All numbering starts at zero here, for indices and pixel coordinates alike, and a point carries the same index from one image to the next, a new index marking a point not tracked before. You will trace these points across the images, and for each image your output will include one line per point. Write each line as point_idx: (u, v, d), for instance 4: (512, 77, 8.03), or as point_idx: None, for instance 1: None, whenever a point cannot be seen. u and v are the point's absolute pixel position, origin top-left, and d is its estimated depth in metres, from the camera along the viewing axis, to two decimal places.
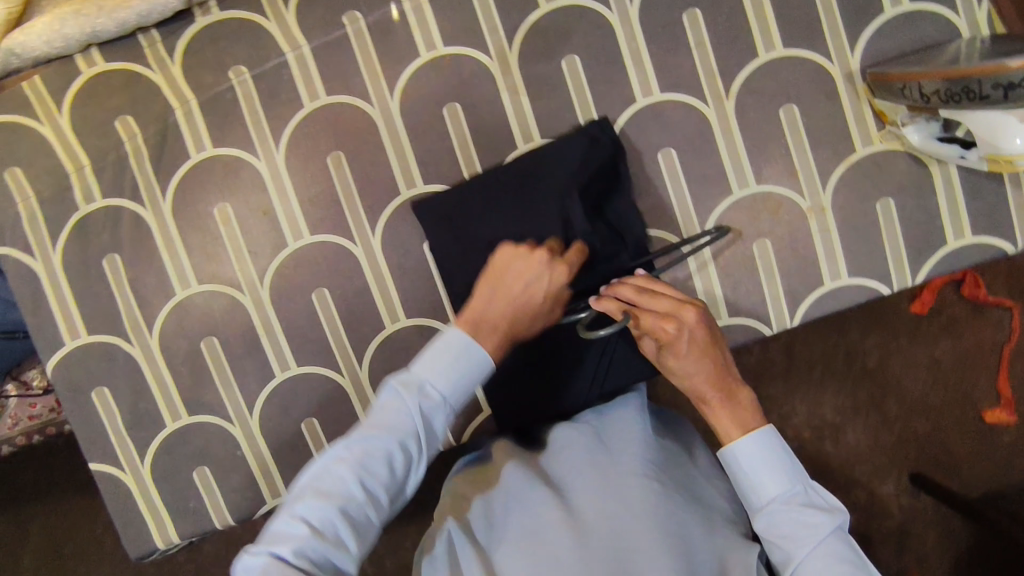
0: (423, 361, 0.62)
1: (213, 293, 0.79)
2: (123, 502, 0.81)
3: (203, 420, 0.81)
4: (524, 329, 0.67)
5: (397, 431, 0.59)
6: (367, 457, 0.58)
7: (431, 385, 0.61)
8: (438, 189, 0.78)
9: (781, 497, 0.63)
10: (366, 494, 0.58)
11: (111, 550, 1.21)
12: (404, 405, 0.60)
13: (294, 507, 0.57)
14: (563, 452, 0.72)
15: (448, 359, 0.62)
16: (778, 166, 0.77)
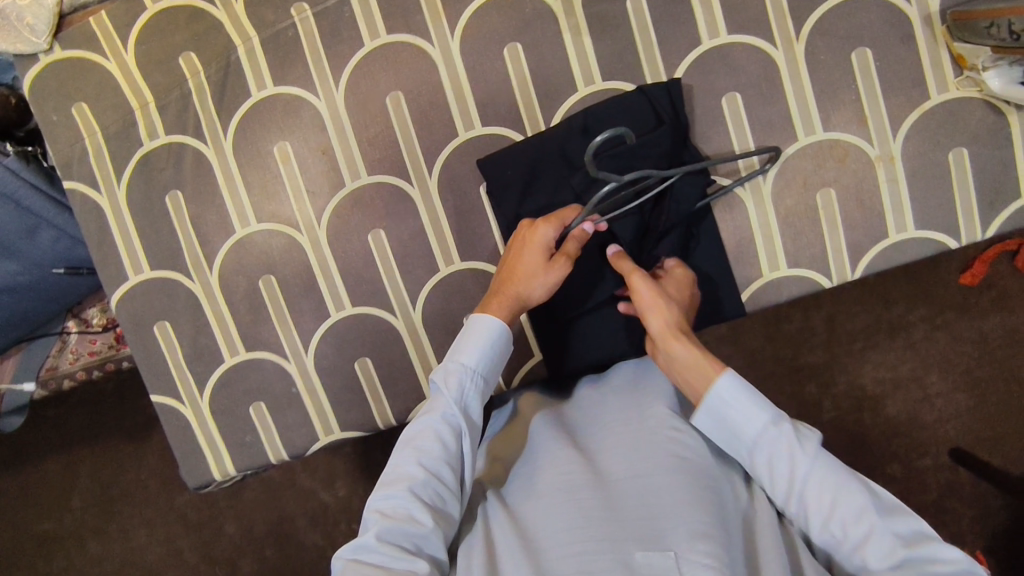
0: (452, 349, 0.70)
1: (272, 232, 0.80)
2: (182, 433, 0.84)
3: (261, 357, 0.82)
4: (518, 290, 0.70)
5: (438, 411, 0.66)
6: (418, 440, 0.65)
7: (460, 364, 0.68)
8: (496, 131, 0.78)
9: (768, 428, 0.60)
10: (428, 472, 0.63)
11: (157, 494, 1.26)
12: (440, 385, 0.67)
13: (371, 506, 0.63)
14: (586, 418, 0.71)
15: (472, 340, 0.69)
16: (846, 113, 0.75)
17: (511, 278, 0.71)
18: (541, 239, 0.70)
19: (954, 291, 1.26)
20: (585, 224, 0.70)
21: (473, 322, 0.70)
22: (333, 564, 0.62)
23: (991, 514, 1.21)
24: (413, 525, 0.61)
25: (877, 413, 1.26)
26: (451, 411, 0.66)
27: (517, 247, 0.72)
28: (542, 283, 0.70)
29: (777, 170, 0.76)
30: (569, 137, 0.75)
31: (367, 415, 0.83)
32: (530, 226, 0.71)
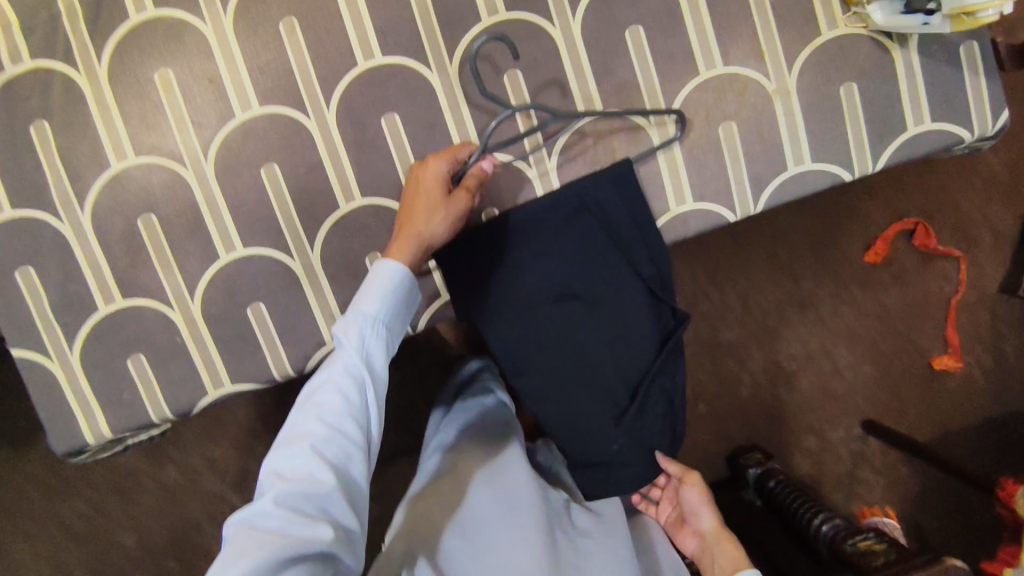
0: (356, 297, 0.65)
1: (153, 166, 0.74)
2: (49, 392, 0.76)
3: (140, 304, 0.75)
4: (414, 225, 0.69)
5: (342, 363, 0.62)
6: (319, 394, 0.60)
7: (365, 312, 0.64)
8: (397, 62, 0.75)
9: None
10: (331, 429, 0.59)
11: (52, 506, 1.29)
12: (342, 338, 0.62)
13: (268, 468, 0.58)
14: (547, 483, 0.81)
15: (376, 287, 0.65)
16: (744, 47, 0.76)
17: (408, 218, 0.70)
18: (438, 177, 0.71)
19: (860, 269, 1.44)
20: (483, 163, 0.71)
21: (375, 267, 0.66)
22: (225, 529, 0.56)
23: (899, 481, 1.42)
24: (313, 486, 0.56)
25: (791, 387, 1.44)
26: (354, 360, 0.62)
27: (415, 188, 0.71)
28: (439, 219, 0.69)
29: (680, 103, 0.77)
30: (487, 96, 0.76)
31: (262, 366, 0.77)
32: (427, 163, 0.71)
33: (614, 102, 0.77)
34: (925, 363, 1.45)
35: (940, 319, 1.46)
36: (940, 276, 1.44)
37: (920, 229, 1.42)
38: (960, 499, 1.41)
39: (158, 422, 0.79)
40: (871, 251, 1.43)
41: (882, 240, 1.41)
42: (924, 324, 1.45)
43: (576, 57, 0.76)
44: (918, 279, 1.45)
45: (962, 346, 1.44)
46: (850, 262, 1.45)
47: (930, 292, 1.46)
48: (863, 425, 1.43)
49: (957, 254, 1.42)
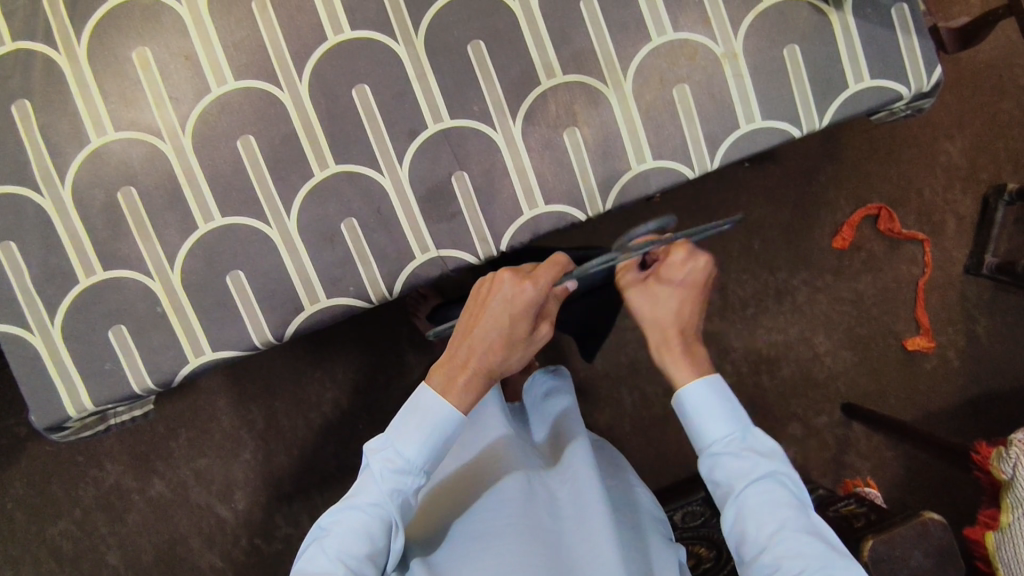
0: (390, 432, 0.76)
1: (131, 140, 0.77)
2: (30, 365, 0.77)
3: (121, 275, 0.77)
4: (498, 364, 0.77)
5: (371, 504, 0.73)
6: (344, 534, 0.71)
7: (396, 452, 0.75)
8: (365, 36, 0.79)
9: (722, 441, 0.75)
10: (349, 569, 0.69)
11: (58, 520, 1.44)
12: (374, 474, 0.74)
13: None
14: (530, 467, 0.82)
15: (412, 432, 0.75)
16: (692, 14, 0.81)
17: (492, 353, 0.76)
18: (531, 311, 0.76)
19: (830, 255, 1.48)
20: (569, 284, 0.79)
21: (426, 405, 0.75)
22: None
23: (885, 465, 1.45)
24: None
25: (772, 373, 1.47)
26: (379, 501, 0.73)
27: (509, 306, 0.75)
28: (522, 360, 0.79)
29: (635, 68, 0.81)
30: (452, 67, 0.80)
31: (242, 333, 0.79)
32: (524, 289, 0.75)
33: (573, 68, 0.81)
34: (899, 345, 1.49)
35: (912, 302, 1.49)
36: (907, 260, 1.48)
37: (884, 213, 1.47)
38: (944, 479, 1.43)
39: (140, 394, 0.80)
40: (839, 236, 1.47)
41: (848, 225, 1.46)
42: (897, 308, 1.49)
43: (535, 26, 0.80)
44: (887, 263, 1.49)
45: (934, 327, 1.48)
46: (820, 249, 1.49)
47: (900, 276, 1.50)
48: (844, 409, 1.45)
49: (921, 236, 1.47)
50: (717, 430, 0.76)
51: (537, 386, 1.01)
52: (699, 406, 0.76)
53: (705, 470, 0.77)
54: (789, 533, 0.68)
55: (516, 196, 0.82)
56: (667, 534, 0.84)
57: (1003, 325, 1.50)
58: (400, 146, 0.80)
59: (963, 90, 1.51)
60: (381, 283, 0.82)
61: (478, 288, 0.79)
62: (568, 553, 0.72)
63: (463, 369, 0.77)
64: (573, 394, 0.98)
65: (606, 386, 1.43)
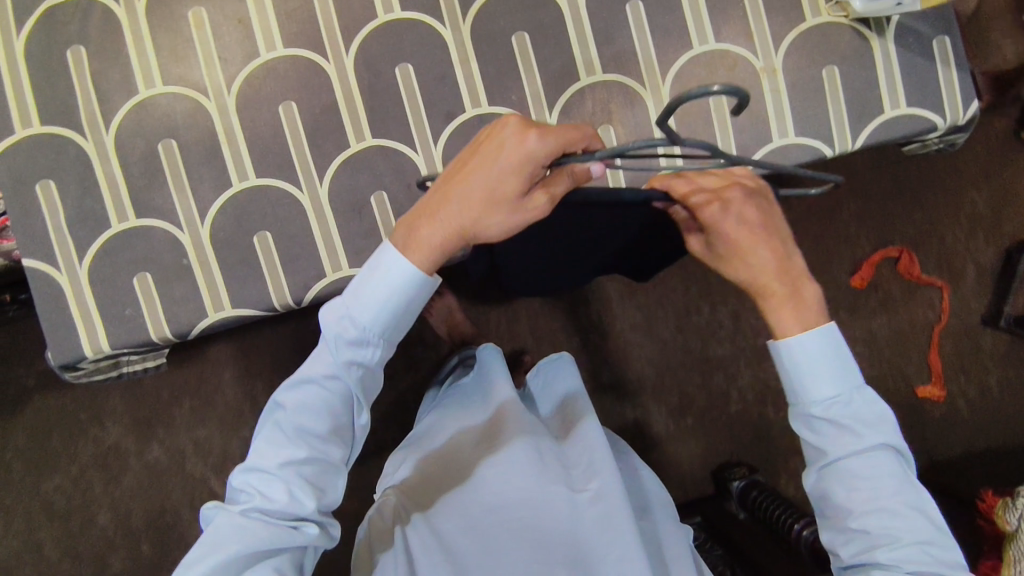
0: (345, 296, 0.66)
1: (177, 95, 0.79)
2: (52, 302, 0.78)
3: (152, 224, 0.79)
4: (473, 226, 0.65)
5: (328, 380, 0.67)
6: (300, 410, 0.66)
7: (353, 319, 0.66)
8: (413, 17, 0.81)
9: (825, 402, 0.68)
10: (313, 451, 0.67)
11: (54, 474, 1.45)
12: (328, 339, 0.66)
13: (252, 466, 0.66)
14: (537, 436, 0.81)
15: (370, 295, 0.66)
16: (735, 27, 0.82)
17: (469, 211, 0.64)
18: (530, 169, 0.63)
19: (846, 291, 1.48)
20: (593, 165, 0.67)
21: (385, 265, 0.65)
22: (212, 511, 0.66)
23: None
24: (295, 503, 0.65)
25: (778, 405, 1.45)
26: (335, 375, 0.67)
27: (509, 155, 0.63)
28: (504, 220, 0.65)
29: (674, 74, 0.82)
30: (495, 55, 0.82)
31: (262, 294, 0.81)
32: (526, 137, 0.62)
33: (613, 68, 0.82)
34: (910, 390, 1.47)
35: (925, 347, 1.48)
36: (924, 305, 1.48)
37: (904, 256, 1.46)
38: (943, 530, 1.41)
39: (156, 343, 0.81)
40: (857, 275, 1.47)
41: (868, 264, 1.45)
42: (909, 352, 1.48)
43: (580, 23, 0.82)
44: (903, 305, 1.48)
45: (946, 375, 1.46)
46: (837, 284, 1.49)
47: (915, 320, 1.49)
48: None
49: (940, 283, 1.46)
50: (822, 392, 0.68)
51: (541, 368, 1.00)
52: (799, 364, 0.68)
53: (795, 423, 0.71)
54: (887, 516, 0.64)
55: None
56: (672, 509, 0.88)
57: (1016, 380, 1.48)
58: (436, 127, 0.82)
59: (994, 142, 1.51)
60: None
61: (486, 132, 0.67)
62: (578, 538, 0.74)
63: (428, 221, 0.66)
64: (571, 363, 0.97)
65: (610, 398, 1.42)
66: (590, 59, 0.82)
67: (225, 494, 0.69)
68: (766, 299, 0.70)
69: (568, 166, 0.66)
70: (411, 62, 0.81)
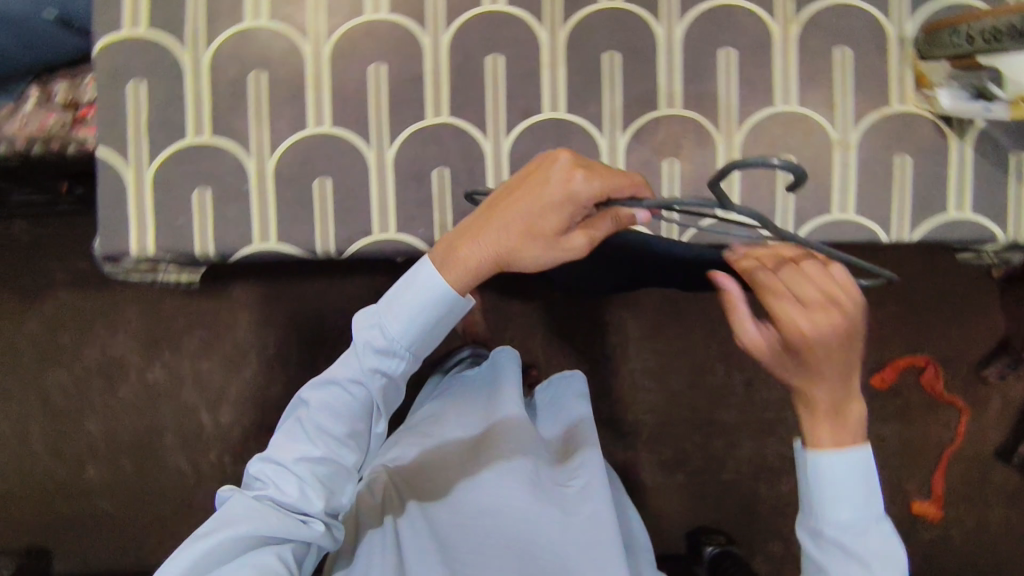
0: (382, 305, 0.75)
1: (279, 33, 0.82)
2: (114, 194, 0.81)
3: (224, 145, 0.82)
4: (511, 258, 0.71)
5: (352, 384, 0.77)
6: (324, 413, 0.77)
7: (383, 329, 0.75)
8: (515, 13, 0.83)
9: (840, 525, 0.69)
10: (328, 452, 0.77)
11: (62, 367, 1.49)
12: (359, 345, 0.76)
13: (277, 455, 0.77)
14: (537, 459, 0.86)
15: (403, 310, 0.74)
16: (820, 95, 0.84)
17: (506, 239, 0.69)
18: (571, 208, 0.67)
19: (866, 389, 1.46)
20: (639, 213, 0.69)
21: (422, 281, 0.73)
22: (243, 487, 0.79)
23: None
24: (307, 496, 0.75)
25: (771, 484, 1.43)
26: (360, 380, 0.77)
27: (551, 200, 0.67)
28: (545, 255, 0.70)
29: (751, 125, 0.84)
30: (583, 66, 0.84)
31: (308, 237, 0.83)
32: (573, 178, 0.66)
33: (693, 105, 0.84)
34: (906, 504, 1.44)
35: (932, 465, 1.46)
36: (940, 422, 1.45)
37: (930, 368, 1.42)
38: None
39: (197, 257, 0.84)
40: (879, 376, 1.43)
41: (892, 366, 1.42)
42: (914, 465, 1.45)
43: (671, 57, 0.84)
44: (919, 417, 1.46)
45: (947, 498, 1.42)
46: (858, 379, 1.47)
47: (928, 435, 1.46)
48: None
49: (960, 403, 1.41)
50: (840, 514, 0.69)
51: (549, 383, 1.04)
52: (825, 481, 0.69)
53: (804, 535, 0.73)
54: None
55: None
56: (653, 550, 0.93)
57: (1016, 521, 1.45)
58: (511, 121, 0.84)
59: None
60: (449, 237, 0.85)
61: (536, 159, 0.70)
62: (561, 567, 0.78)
63: (472, 239, 0.71)
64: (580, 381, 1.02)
65: (606, 433, 1.42)
66: (673, 92, 0.84)
67: (245, 479, 0.81)
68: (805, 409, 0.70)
69: (612, 211, 0.70)
70: (503, 54, 0.84)
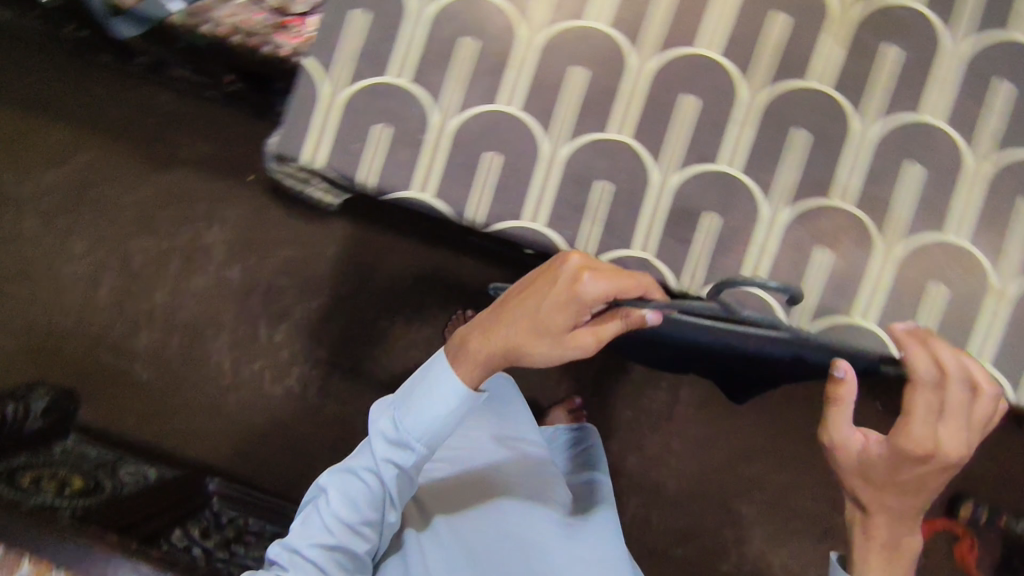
0: (398, 404, 0.95)
1: (503, 10, 0.86)
2: (306, 103, 0.86)
3: (417, 93, 0.86)
4: (522, 348, 0.86)
5: (369, 469, 0.98)
6: (348, 489, 0.98)
7: (391, 427, 0.95)
8: (724, 64, 0.85)
9: None
10: (348, 526, 0.98)
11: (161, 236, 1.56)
12: (373, 437, 0.96)
13: (300, 536, 0.98)
14: (545, 499, 1.11)
15: (410, 414, 0.93)
16: (992, 240, 0.83)
17: (515, 337, 0.86)
18: (574, 307, 0.79)
19: None
20: (647, 313, 0.76)
21: (435, 387, 0.91)
22: (272, 553, 1.00)
23: None
24: (330, 561, 0.97)
25: None
26: (371, 467, 0.97)
27: (557, 301, 0.80)
28: (552, 344, 0.84)
29: (916, 244, 0.83)
30: (772, 133, 0.85)
31: (461, 201, 0.86)
32: (580, 280, 0.76)
33: (864, 206, 0.84)
34: None
35: None
36: None
37: None
38: None
39: (355, 184, 0.88)
40: None
41: None
42: None
43: (859, 154, 0.84)
44: None
45: None
46: None
47: None
48: None
49: None
50: None
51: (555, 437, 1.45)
52: None
53: None
54: None
55: (743, 264, 0.84)
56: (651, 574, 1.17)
57: None
58: (686, 161, 0.85)
59: None
60: (590, 245, 0.86)
61: (546, 261, 0.84)
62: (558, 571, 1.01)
63: (480, 339, 0.90)
64: (589, 431, 1.41)
65: None
66: (850, 187, 0.84)
67: (271, 556, 1.01)
68: (867, 520, 0.90)
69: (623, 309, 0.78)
70: (700, 97, 0.85)
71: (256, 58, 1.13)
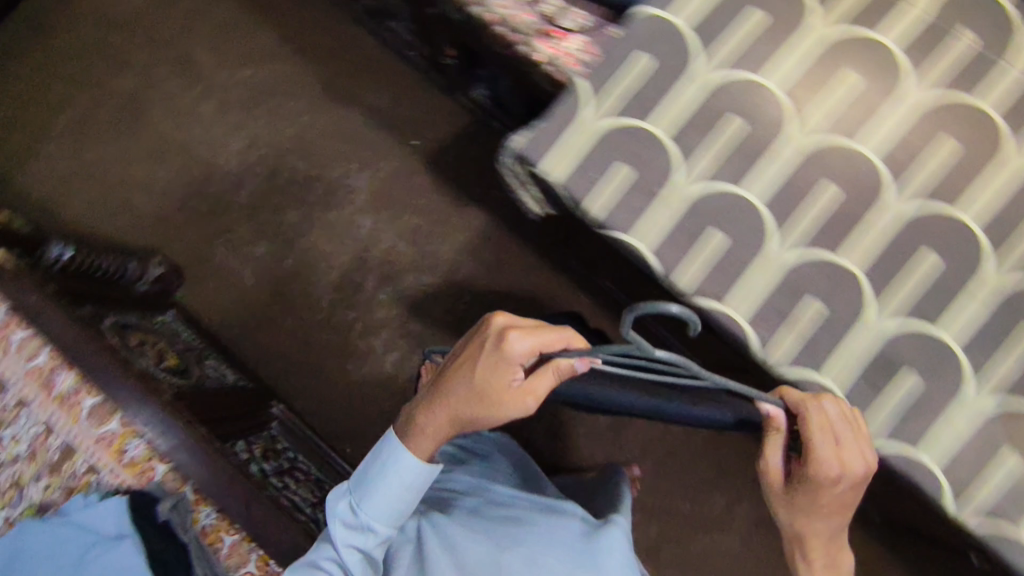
0: (358, 487, 1.00)
1: (779, 102, 0.87)
2: (564, 117, 0.89)
3: (669, 148, 0.87)
4: (466, 418, 0.93)
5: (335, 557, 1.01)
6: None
7: (355, 513, 0.99)
8: (980, 234, 0.82)
9: None
10: None
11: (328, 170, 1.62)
12: (335, 523, 1.00)
13: None
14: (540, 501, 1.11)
15: (376, 501, 0.98)
16: None
17: (460, 407, 0.93)
18: (506, 373, 0.88)
19: None
20: (574, 362, 0.84)
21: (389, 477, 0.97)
22: None
23: None
24: None
25: None
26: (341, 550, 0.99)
27: (487, 365, 0.89)
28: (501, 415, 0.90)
29: None
30: (1005, 319, 0.81)
31: (669, 262, 0.86)
32: (509, 339, 0.88)
33: None
34: None
35: None
36: None
37: None
38: None
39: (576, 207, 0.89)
40: None
41: None
42: None
43: None
44: None
45: None
46: None
47: None
48: None
49: None
50: None
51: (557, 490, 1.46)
52: None
53: None
54: None
55: (924, 433, 0.81)
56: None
57: None
58: (904, 311, 0.82)
59: None
60: (783, 353, 0.84)
61: (476, 329, 0.96)
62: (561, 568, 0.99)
63: (426, 414, 0.97)
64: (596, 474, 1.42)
65: None
66: None
67: None
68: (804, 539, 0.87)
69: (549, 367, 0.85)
70: (943, 254, 0.82)
71: (503, 51, 1.17)
